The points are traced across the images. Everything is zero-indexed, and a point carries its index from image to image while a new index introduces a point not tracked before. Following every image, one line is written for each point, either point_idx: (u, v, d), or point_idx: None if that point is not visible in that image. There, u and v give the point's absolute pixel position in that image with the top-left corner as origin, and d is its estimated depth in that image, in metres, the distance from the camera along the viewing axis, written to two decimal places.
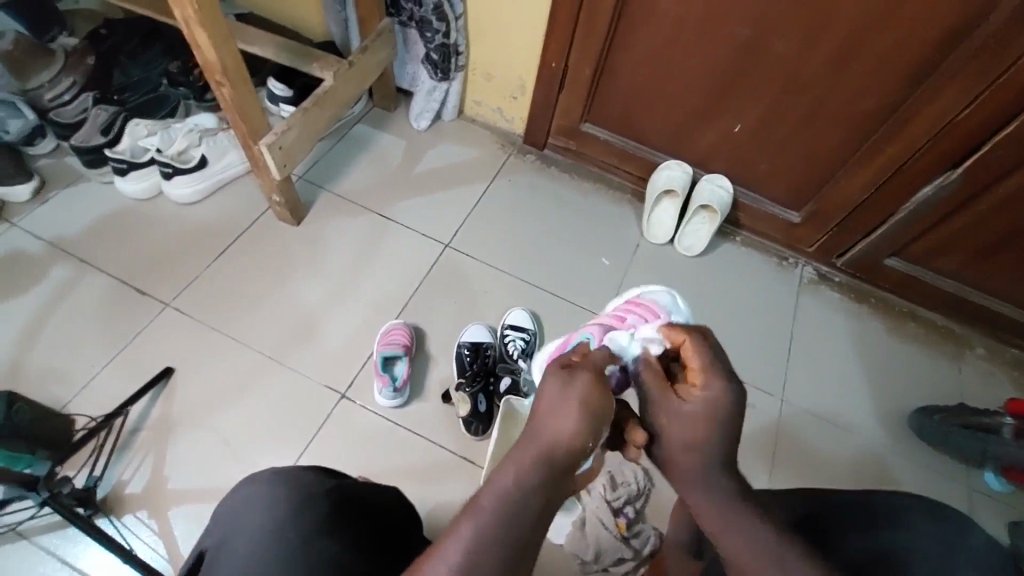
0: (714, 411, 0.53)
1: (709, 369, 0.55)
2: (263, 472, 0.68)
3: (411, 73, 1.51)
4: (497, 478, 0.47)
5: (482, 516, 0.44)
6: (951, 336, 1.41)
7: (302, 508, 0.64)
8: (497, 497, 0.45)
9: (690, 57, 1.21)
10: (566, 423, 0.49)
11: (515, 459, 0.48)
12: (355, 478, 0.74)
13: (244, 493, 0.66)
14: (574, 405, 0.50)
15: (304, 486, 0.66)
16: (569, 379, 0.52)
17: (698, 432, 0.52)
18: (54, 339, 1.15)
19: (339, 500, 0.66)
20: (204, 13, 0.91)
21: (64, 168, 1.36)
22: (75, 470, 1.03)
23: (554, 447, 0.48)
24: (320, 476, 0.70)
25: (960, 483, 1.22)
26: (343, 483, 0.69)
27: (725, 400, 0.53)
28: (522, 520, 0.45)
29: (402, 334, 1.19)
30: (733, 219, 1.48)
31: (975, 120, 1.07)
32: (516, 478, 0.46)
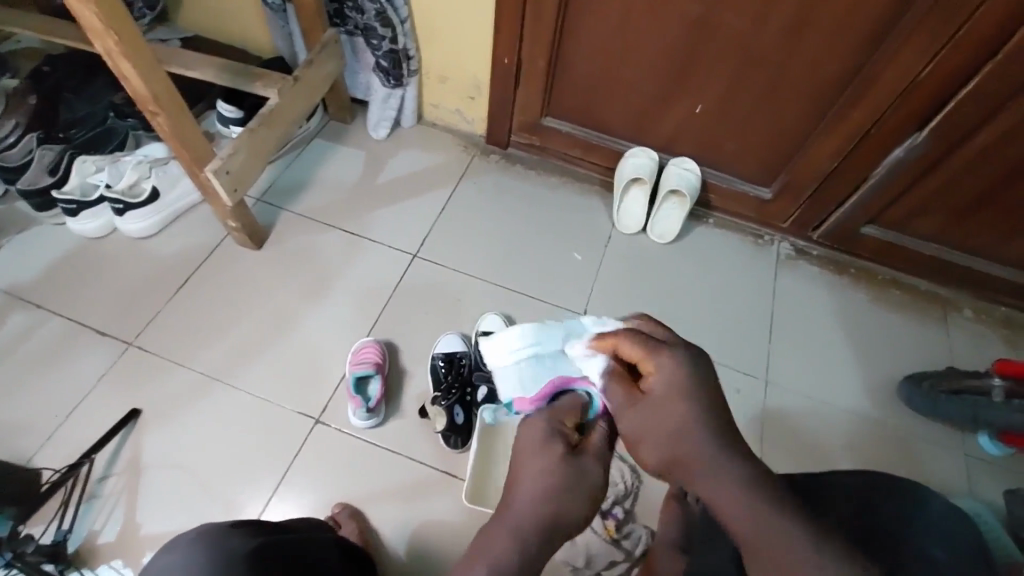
0: (678, 385, 0.51)
1: (653, 351, 0.53)
2: (184, 537, 0.67)
3: (364, 83, 1.47)
4: (497, 552, 0.46)
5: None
6: (934, 299, 1.39)
7: (226, 565, 0.62)
8: None
9: (642, 41, 1.18)
10: (568, 507, 0.51)
11: (512, 532, 0.48)
12: (283, 532, 0.72)
13: (165, 561, 0.64)
14: (582, 494, 0.51)
15: (226, 546, 0.65)
16: (578, 474, 0.53)
17: (674, 413, 0.50)
18: (15, 390, 1.11)
19: (265, 557, 0.64)
20: (126, 44, 0.88)
21: (14, 213, 1.32)
22: (42, 525, 1.00)
23: (552, 529, 0.50)
24: (248, 534, 0.68)
25: (955, 449, 1.20)
26: (269, 539, 0.67)
27: (683, 370, 0.51)
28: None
29: (373, 352, 1.15)
30: (705, 201, 1.45)
31: (934, 79, 1.04)
32: (517, 554, 0.47)
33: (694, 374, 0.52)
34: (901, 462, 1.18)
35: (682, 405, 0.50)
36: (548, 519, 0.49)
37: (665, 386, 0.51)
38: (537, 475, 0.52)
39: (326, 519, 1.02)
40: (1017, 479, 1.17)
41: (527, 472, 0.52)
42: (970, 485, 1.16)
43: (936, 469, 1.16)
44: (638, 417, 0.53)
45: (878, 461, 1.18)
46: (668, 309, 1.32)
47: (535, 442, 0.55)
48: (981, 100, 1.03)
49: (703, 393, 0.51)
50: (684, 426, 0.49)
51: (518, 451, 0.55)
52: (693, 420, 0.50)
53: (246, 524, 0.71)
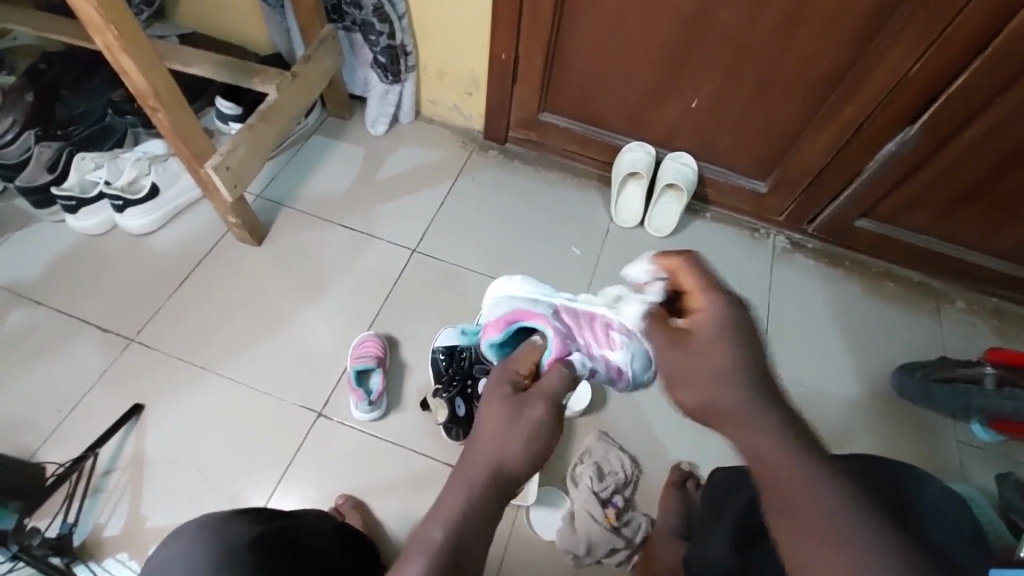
0: (724, 322, 0.48)
1: (704, 287, 0.51)
2: (187, 526, 0.68)
3: (362, 79, 1.48)
4: (444, 508, 0.47)
5: (433, 553, 0.43)
6: (927, 291, 1.41)
7: (229, 552, 0.63)
8: (449, 526, 0.45)
9: (638, 36, 1.18)
10: (516, 453, 0.51)
11: (461, 484, 0.49)
12: (290, 520, 0.72)
13: (168, 550, 0.65)
14: (524, 429, 0.53)
15: (228, 534, 0.65)
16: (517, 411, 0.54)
17: (719, 351, 0.47)
18: (17, 386, 1.12)
19: (267, 546, 0.64)
20: (126, 39, 0.88)
21: (13, 210, 1.32)
22: (48, 518, 1.00)
23: (502, 477, 0.50)
24: (251, 522, 0.68)
25: (947, 437, 1.22)
26: (272, 528, 0.68)
27: (730, 310, 0.49)
28: (475, 538, 0.46)
29: (374, 345, 1.16)
30: (701, 195, 1.47)
31: (926, 73, 1.06)
32: (465, 503, 0.47)
33: (740, 317, 0.49)
34: (895, 451, 1.20)
35: (726, 351, 0.47)
36: (495, 464, 0.50)
37: (712, 324, 0.48)
38: (486, 425, 0.53)
39: (330, 510, 1.03)
40: (1010, 466, 1.19)
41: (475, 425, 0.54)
42: (964, 473, 1.18)
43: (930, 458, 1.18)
44: (683, 352, 0.49)
45: (874, 450, 1.19)
46: None
47: (489, 395, 0.57)
48: (972, 94, 1.05)
49: (748, 334, 0.48)
50: (732, 369, 0.46)
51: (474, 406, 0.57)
52: (737, 361, 0.46)
53: (248, 512, 0.72)
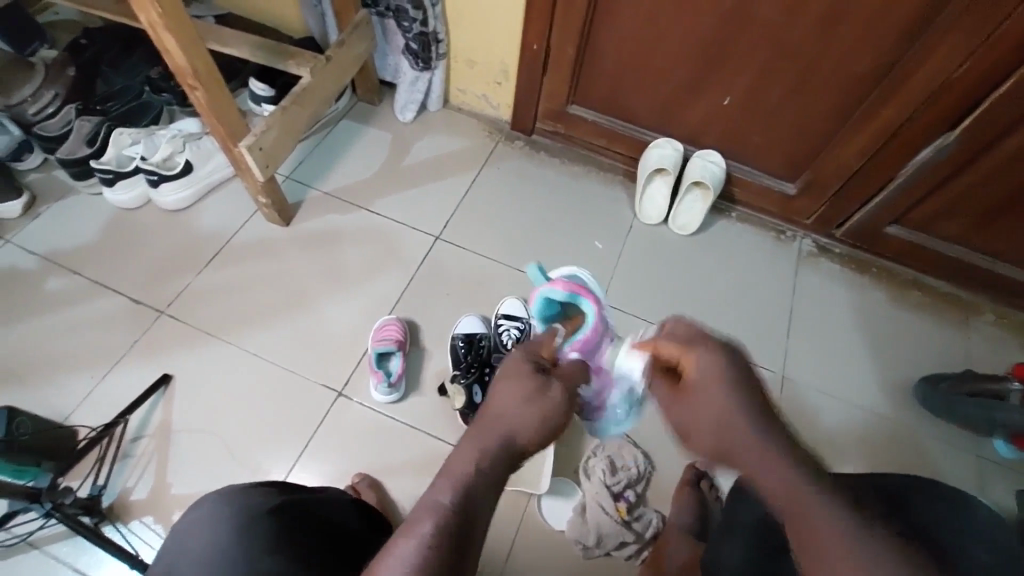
0: (717, 373, 0.55)
1: (690, 345, 0.58)
2: (208, 496, 0.68)
3: (393, 65, 1.48)
4: (456, 469, 0.50)
5: (441, 512, 0.47)
6: (956, 302, 1.38)
7: (247, 524, 0.64)
8: (459, 488, 0.49)
9: (674, 30, 1.17)
10: (530, 429, 0.55)
11: (473, 448, 0.52)
12: (310, 494, 0.72)
13: (189, 519, 0.66)
14: (541, 412, 0.56)
15: (250, 502, 0.66)
16: (538, 392, 0.57)
17: (713, 403, 0.54)
18: (53, 352, 1.16)
19: (282, 521, 0.65)
20: (167, 17, 0.90)
21: (52, 182, 1.36)
22: (79, 480, 1.05)
23: (511, 450, 0.54)
24: (270, 493, 0.69)
25: (968, 451, 1.20)
26: (288, 503, 0.68)
27: (719, 360, 0.56)
28: (482, 498, 0.50)
29: (395, 330, 1.18)
30: (728, 195, 1.45)
31: (971, 77, 1.03)
32: (474, 468, 0.51)
33: (731, 366, 0.56)
34: (913, 463, 1.18)
35: (716, 396, 0.54)
36: (507, 438, 0.54)
37: (698, 380, 0.56)
38: (500, 398, 0.56)
39: (346, 488, 1.06)
40: None
41: (492, 396, 0.57)
42: (983, 489, 1.16)
43: (947, 472, 1.17)
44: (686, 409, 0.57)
45: (891, 462, 1.18)
46: (686, 301, 1.33)
47: (509, 366, 0.61)
48: (1017, 100, 1.02)
49: (738, 377, 0.55)
50: (723, 412, 0.54)
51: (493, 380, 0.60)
52: (733, 404, 0.54)
53: (269, 484, 0.72)
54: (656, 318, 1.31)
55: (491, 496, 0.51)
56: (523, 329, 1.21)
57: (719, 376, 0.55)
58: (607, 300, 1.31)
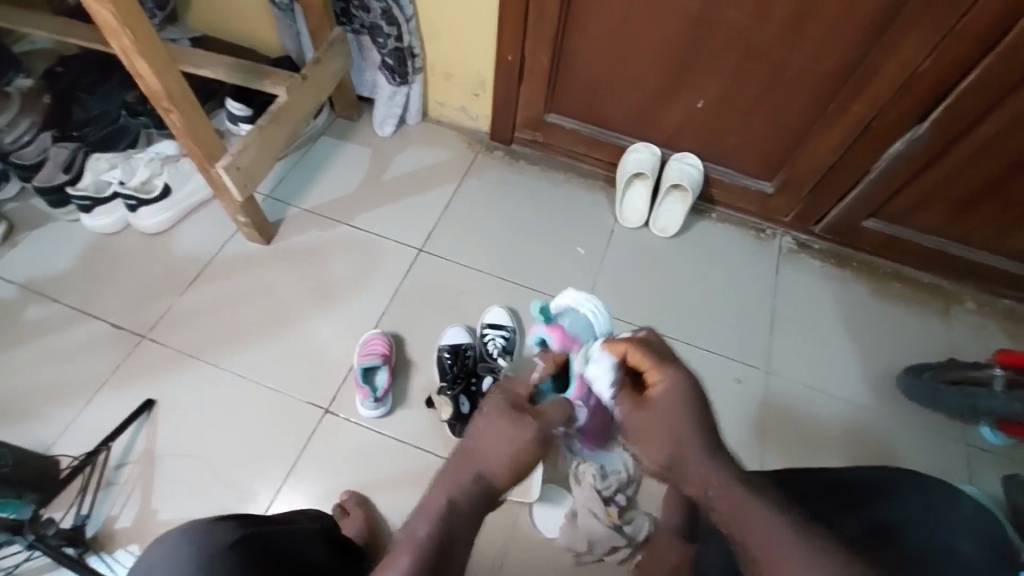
0: (679, 395, 0.57)
1: (661, 363, 0.59)
2: (171, 531, 0.66)
3: (370, 81, 1.50)
4: (434, 504, 0.50)
5: (417, 547, 0.47)
6: (936, 292, 1.40)
7: (213, 555, 0.63)
8: (433, 523, 0.49)
9: (644, 36, 1.19)
10: (511, 466, 0.53)
11: (451, 484, 0.51)
12: (270, 526, 0.72)
13: (152, 556, 0.64)
14: (522, 451, 0.53)
15: (213, 537, 0.65)
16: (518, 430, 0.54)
17: (669, 424, 0.56)
18: (32, 381, 1.15)
19: (249, 550, 0.64)
20: (141, 41, 0.90)
21: (30, 210, 1.35)
22: (62, 510, 1.03)
23: (491, 482, 0.53)
24: (233, 527, 0.68)
25: (955, 439, 1.21)
26: (254, 533, 0.68)
27: (685, 384, 0.57)
28: (459, 533, 0.49)
29: (380, 343, 1.18)
30: (707, 196, 1.47)
31: (933, 72, 1.05)
32: (450, 502, 0.50)
33: (692, 390, 0.57)
34: (901, 454, 1.19)
35: (677, 413, 0.56)
36: (485, 476, 0.52)
37: (665, 396, 0.57)
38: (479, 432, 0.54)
39: (336, 505, 1.04)
40: (1019, 469, 1.17)
41: (473, 423, 0.56)
42: (972, 476, 1.17)
43: (936, 460, 1.18)
44: (642, 427, 0.58)
45: (880, 453, 1.19)
46: (669, 302, 1.34)
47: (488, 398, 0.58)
48: (983, 90, 1.04)
49: (699, 406, 0.56)
50: (680, 434, 0.55)
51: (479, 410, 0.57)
52: (688, 425, 0.55)
53: (233, 517, 0.71)
54: (641, 321, 1.31)
55: (470, 529, 0.50)
56: (508, 338, 1.22)
57: (683, 388, 0.57)
58: None
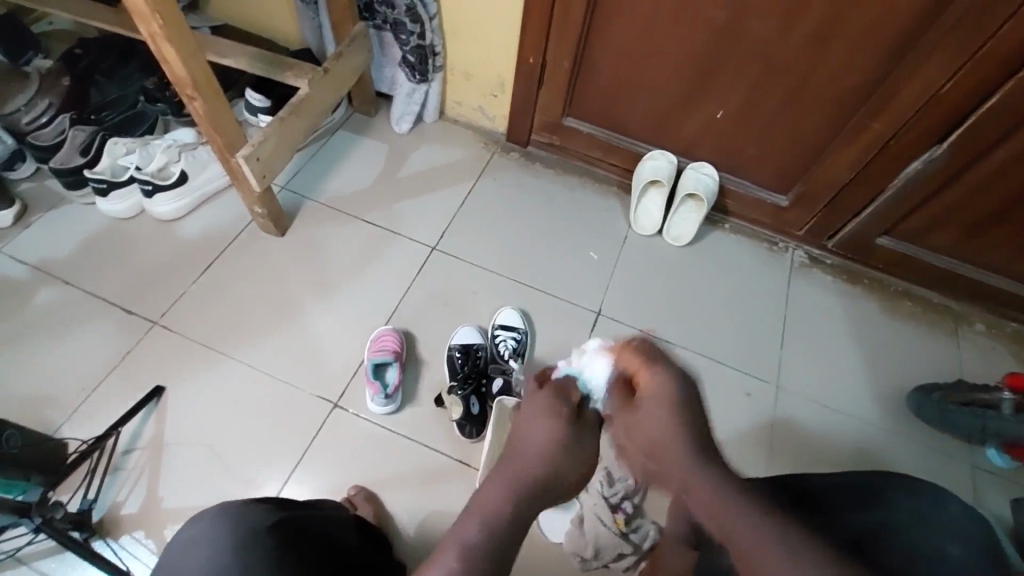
0: (668, 395, 0.56)
1: (649, 363, 0.59)
2: (208, 510, 0.67)
3: (390, 77, 1.49)
4: (490, 505, 0.47)
5: (468, 548, 0.44)
6: (945, 312, 1.40)
7: (251, 541, 0.62)
8: (489, 527, 0.45)
9: (668, 45, 1.19)
10: (565, 471, 0.52)
11: (507, 484, 0.49)
12: (303, 509, 0.72)
13: (189, 534, 0.64)
14: (577, 458, 0.53)
15: (248, 516, 0.66)
16: (571, 435, 0.55)
17: (658, 425, 0.56)
18: (42, 363, 1.14)
19: (285, 535, 0.64)
20: (170, 27, 0.90)
21: (45, 192, 1.35)
22: (69, 493, 1.03)
23: (545, 489, 0.50)
24: (269, 509, 0.68)
25: (960, 460, 1.21)
26: (289, 517, 0.68)
27: (674, 381, 0.57)
28: (513, 538, 0.46)
29: (391, 340, 1.18)
30: (721, 207, 1.47)
31: (956, 93, 1.06)
32: (508, 504, 0.47)
33: (685, 389, 0.57)
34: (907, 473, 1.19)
35: (664, 415, 0.56)
36: (544, 480, 0.50)
37: (654, 398, 0.57)
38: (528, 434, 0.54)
39: (342, 500, 1.04)
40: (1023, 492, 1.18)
41: (517, 427, 0.56)
42: (976, 497, 1.17)
43: (941, 480, 1.18)
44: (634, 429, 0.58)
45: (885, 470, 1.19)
46: (680, 312, 1.34)
47: (531, 406, 0.58)
48: (1004, 114, 1.04)
49: (691, 402, 0.56)
50: (669, 437, 0.55)
51: (523, 412, 0.58)
52: (676, 430, 0.55)
53: (265, 501, 0.71)
54: (651, 328, 1.31)
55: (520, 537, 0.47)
56: (519, 340, 1.22)
57: (671, 387, 0.57)
58: (602, 310, 1.32)
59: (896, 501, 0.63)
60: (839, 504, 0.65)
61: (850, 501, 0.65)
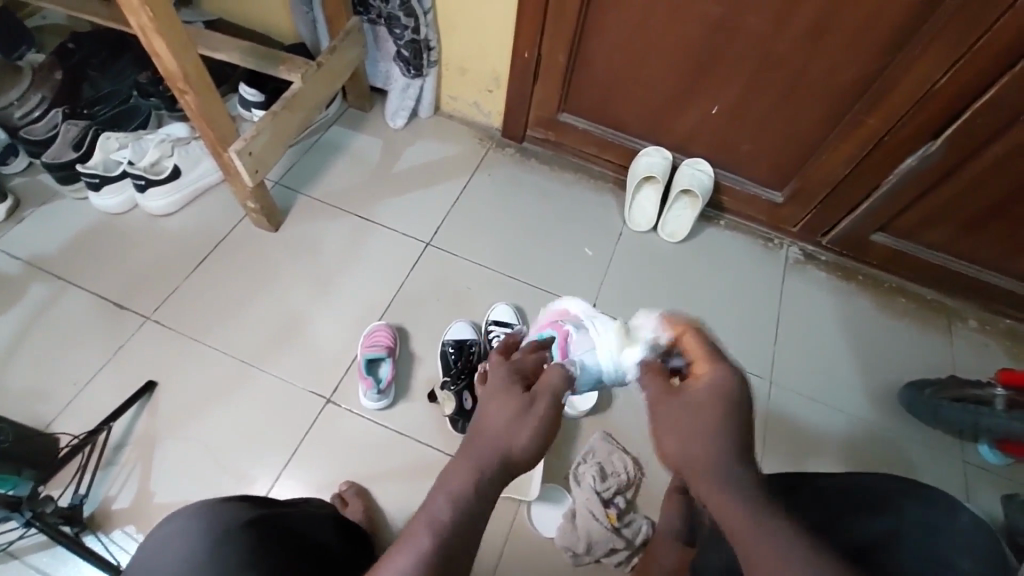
0: (726, 392, 0.49)
1: (712, 357, 0.52)
2: (182, 509, 0.67)
3: (384, 71, 1.48)
4: (456, 484, 0.47)
5: (437, 527, 0.44)
6: (939, 309, 1.40)
7: (225, 535, 0.62)
8: (455, 505, 0.46)
9: (662, 39, 1.19)
10: (526, 442, 0.51)
11: (471, 460, 0.49)
12: (283, 509, 0.72)
13: (165, 533, 0.64)
14: (536, 423, 0.52)
15: (226, 515, 0.66)
16: (530, 404, 0.53)
17: (709, 420, 0.48)
18: (36, 358, 1.14)
19: (261, 531, 0.64)
20: (159, 19, 0.89)
21: (36, 186, 1.34)
22: (60, 488, 1.02)
23: (509, 463, 0.50)
24: (245, 508, 0.68)
25: (953, 456, 1.21)
26: (267, 514, 0.68)
27: (735, 382, 0.49)
28: (480, 516, 0.46)
29: (385, 335, 1.18)
30: (716, 203, 1.47)
31: (950, 89, 1.05)
32: (475, 482, 0.47)
33: (741, 392, 0.49)
34: (900, 469, 1.19)
35: (719, 413, 0.48)
36: (505, 454, 0.50)
37: (711, 390, 0.49)
38: (492, 410, 0.53)
39: (335, 495, 1.04)
40: (1015, 488, 1.18)
41: (480, 405, 0.55)
42: (968, 493, 1.17)
43: (933, 477, 1.18)
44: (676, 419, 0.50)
45: (878, 466, 1.19)
46: (675, 307, 1.34)
47: (497, 381, 0.56)
48: (998, 109, 1.04)
49: (744, 409, 0.48)
50: (711, 432, 0.47)
51: (485, 389, 0.57)
52: (726, 427, 0.47)
53: (242, 499, 0.71)
54: None
55: (483, 516, 0.47)
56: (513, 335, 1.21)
57: (730, 380, 0.49)
58: (597, 306, 1.32)
59: (899, 510, 0.62)
60: (831, 513, 0.64)
61: (851, 507, 0.64)
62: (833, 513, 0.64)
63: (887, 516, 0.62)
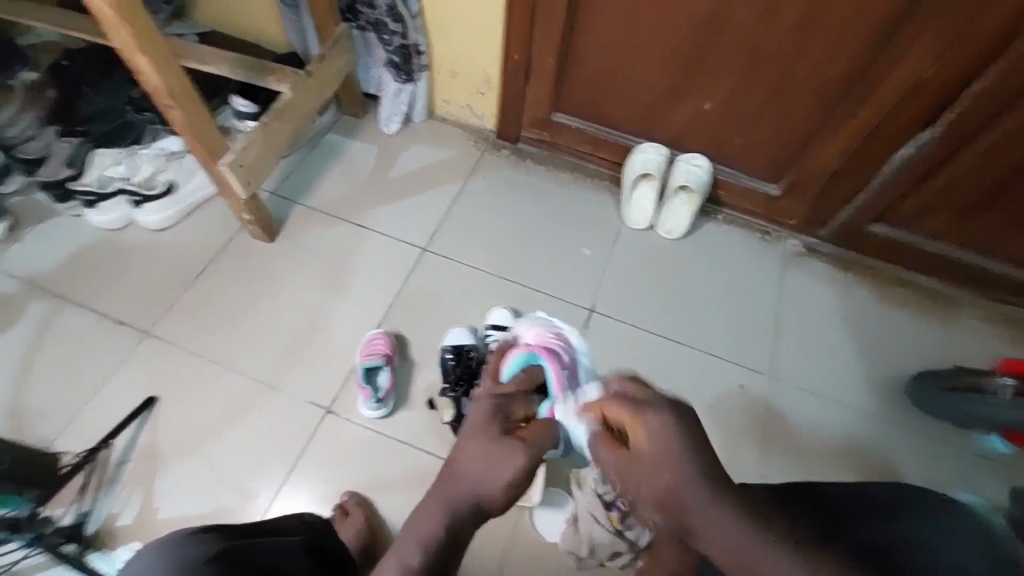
0: (666, 441, 0.51)
1: (639, 413, 0.53)
2: (147, 546, 0.66)
3: (376, 78, 1.48)
4: (427, 530, 0.49)
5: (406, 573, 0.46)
6: (945, 299, 1.38)
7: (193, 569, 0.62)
8: (424, 550, 0.47)
9: (652, 35, 1.17)
10: (500, 492, 0.51)
11: (444, 504, 0.50)
12: (251, 541, 0.71)
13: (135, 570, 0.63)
14: (514, 478, 0.51)
15: (190, 552, 0.65)
16: (509, 454, 0.52)
17: (664, 475, 0.50)
18: (36, 377, 1.15)
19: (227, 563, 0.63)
20: (140, 37, 0.89)
21: (33, 205, 1.35)
22: (62, 508, 1.03)
23: (483, 505, 0.51)
24: (213, 542, 0.68)
25: (962, 449, 1.19)
26: (233, 547, 0.67)
27: (666, 428, 0.51)
28: (449, 555, 0.49)
29: (383, 344, 1.17)
30: (714, 198, 1.45)
31: (946, 76, 1.03)
32: (444, 528, 0.49)
33: (680, 426, 0.52)
34: (907, 464, 1.17)
35: (671, 465, 0.50)
36: (477, 500, 0.51)
37: (652, 446, 0.51)
38: (469, 456, 0.52)
39: (337, 506, 1.04)
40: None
41: (460, 443, 0.54)
42: (978, 486, 1.15)
43: (942, 472, 1.16)
44: (628, 475, 0.53)
45: (885, 462, 1.17)
46: (675, 306, 1.33)
47: (478, 423, 0.55)
48: (995, 95, 1.02)
49: (690, 442, 0.51)
50: (675, 480, 0.50)
51: (466, 428, 0.55)
52: (682, 471, 0.50)
53: (210, 531, 0.71)
54: (646, 324, 1.30)
55: (457, 549, 0.50)
56: None
57: (664, 428, 0.51)
58: (596, 307, 1.31)
59: (903, 513, 0.61)
60: (840, 513, 0.62)
61: (862, 508, 0.62)
62: (845, 514, 0.62)
63: (901, 522, 0.60)
